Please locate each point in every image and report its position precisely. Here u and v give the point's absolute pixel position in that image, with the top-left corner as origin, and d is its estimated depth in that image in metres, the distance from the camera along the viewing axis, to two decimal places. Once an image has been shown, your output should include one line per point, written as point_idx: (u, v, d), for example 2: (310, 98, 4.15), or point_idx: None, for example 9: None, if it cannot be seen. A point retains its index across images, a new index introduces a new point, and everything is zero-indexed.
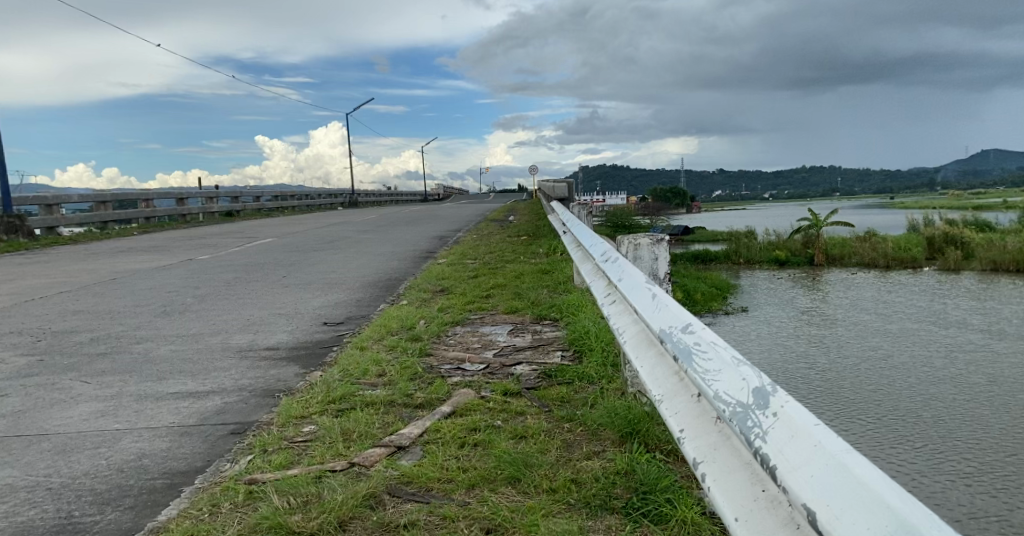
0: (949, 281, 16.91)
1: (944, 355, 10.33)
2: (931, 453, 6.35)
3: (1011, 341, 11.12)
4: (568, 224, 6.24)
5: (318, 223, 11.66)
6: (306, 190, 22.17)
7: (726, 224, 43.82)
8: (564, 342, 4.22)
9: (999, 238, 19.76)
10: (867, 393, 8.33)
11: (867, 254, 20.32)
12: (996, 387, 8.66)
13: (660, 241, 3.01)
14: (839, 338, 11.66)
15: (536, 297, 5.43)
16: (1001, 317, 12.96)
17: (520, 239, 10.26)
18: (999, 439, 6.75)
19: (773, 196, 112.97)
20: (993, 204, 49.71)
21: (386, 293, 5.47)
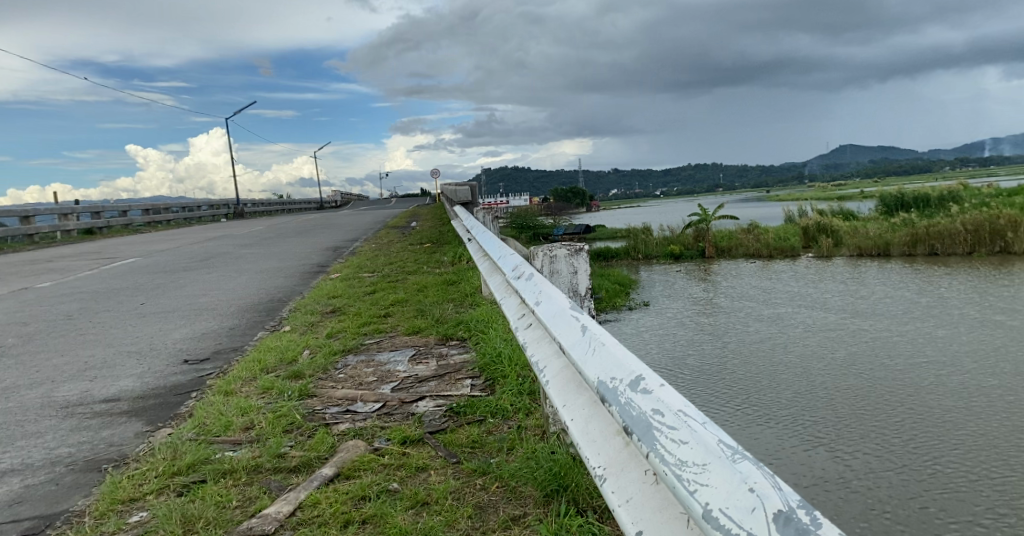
0: (825, 268, 17.58)
1: (835, 335, 10.48)
2: (842, 441, 6.21)
3: (892, 319, 11.47)
4: (473, 230, 5.73)
5: (193, 238, 10.59)
6: (185, 201, 20.56)
7: (620, 222, 44.75)
8: (474, 368, 3.68)
9: (862, 225, 20.85)
10: (773, 379, 8.21)
11: (751, 245, 20.94)
12: (891, 363, 8.76)
13: (580, 251, 2.56)
14: (736, 325, 11.67)
15: (441, 314, 4.86)
16: (874, 297, 13.38)
17: (422, 247, 9.65)
18: (901, 419, 6.71)
19: (664, 195, 117.16)
20: (857, 193, 52.87)
21: (267, 318, 4.75)
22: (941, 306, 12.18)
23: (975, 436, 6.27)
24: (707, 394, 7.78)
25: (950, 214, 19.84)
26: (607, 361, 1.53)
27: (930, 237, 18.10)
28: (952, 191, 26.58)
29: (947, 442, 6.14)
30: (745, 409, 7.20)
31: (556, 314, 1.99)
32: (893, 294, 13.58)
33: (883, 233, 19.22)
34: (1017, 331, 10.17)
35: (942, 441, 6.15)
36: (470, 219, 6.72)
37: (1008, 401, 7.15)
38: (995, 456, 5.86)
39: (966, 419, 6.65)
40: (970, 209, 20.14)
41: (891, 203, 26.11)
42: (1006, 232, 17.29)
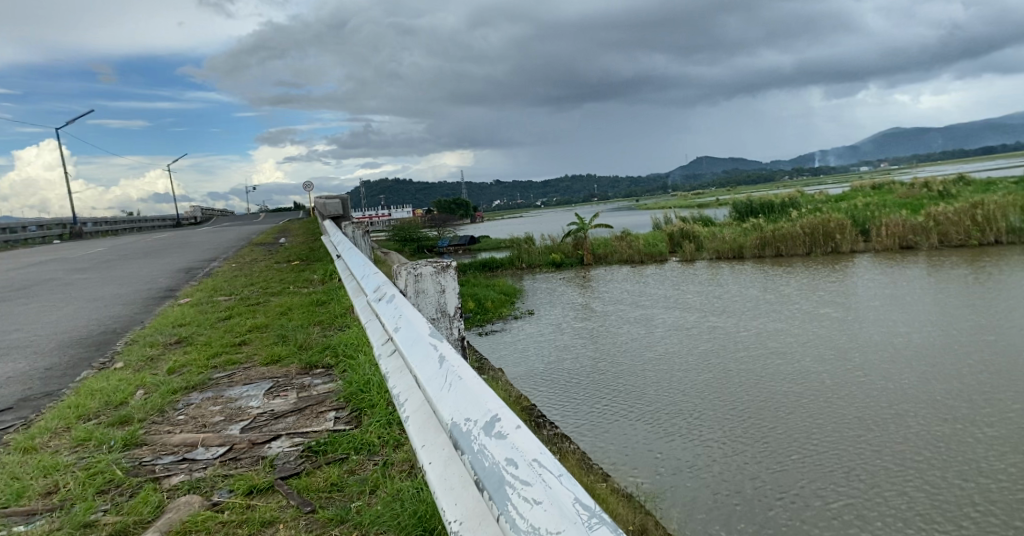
0: (692, 270, 18.34)
1: (698, 334, 10.82)
2: (716, 437, 6.29)
3: (756, 314, 12.05)
4: (342, 246, 5.34)
5: (20, 264, 9.41)
6: (11, 223, 18.42)
7: (499, 233, 45.03)
8: (338, 399, 3.32)
9: (722, 229, 22.00)
10: (647, 379, 8.29)
11: (624, 251, 21.54)
12: (754, 357, 9.10)
13: (447, 267, 2.34)
14: (608, 329, 11.83)
15: (304, 339, 4.45)
16: (731, 296, 14.03)
17: (288, 265, 9.07)
18: (769, 409, 6.91)
19: (541, 205, 119.64)
20: (711, 203, 56.18)
21: (97, 353, 4.17)
22: (790, 301, 12.92)
23: (835, 420, 6.56)
24: (586, 399, 7.73)
25: (793, 219, 21.33)
26: (460, 399, 1.33)
27: (776, 240, 19.32)
28: (792, 197, 28.67)
29: (811, 427, 6.39)
30: (624, 410, 7.19)
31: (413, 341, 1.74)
32: (747, 292, 14.29)
33: (737, 237, 20.35)
34: (854, 321, 10.90)
35: (806, 427, 6.38)
36: (337, 233, 6.31)
37: (855, 385, 7.56)
38: (848, 438, 6.14)
39: (827, 405, 6.95)
40: (808, 214, 21.73)
41: (742, 209, 27.75)
42: (837, 233, 18.77)
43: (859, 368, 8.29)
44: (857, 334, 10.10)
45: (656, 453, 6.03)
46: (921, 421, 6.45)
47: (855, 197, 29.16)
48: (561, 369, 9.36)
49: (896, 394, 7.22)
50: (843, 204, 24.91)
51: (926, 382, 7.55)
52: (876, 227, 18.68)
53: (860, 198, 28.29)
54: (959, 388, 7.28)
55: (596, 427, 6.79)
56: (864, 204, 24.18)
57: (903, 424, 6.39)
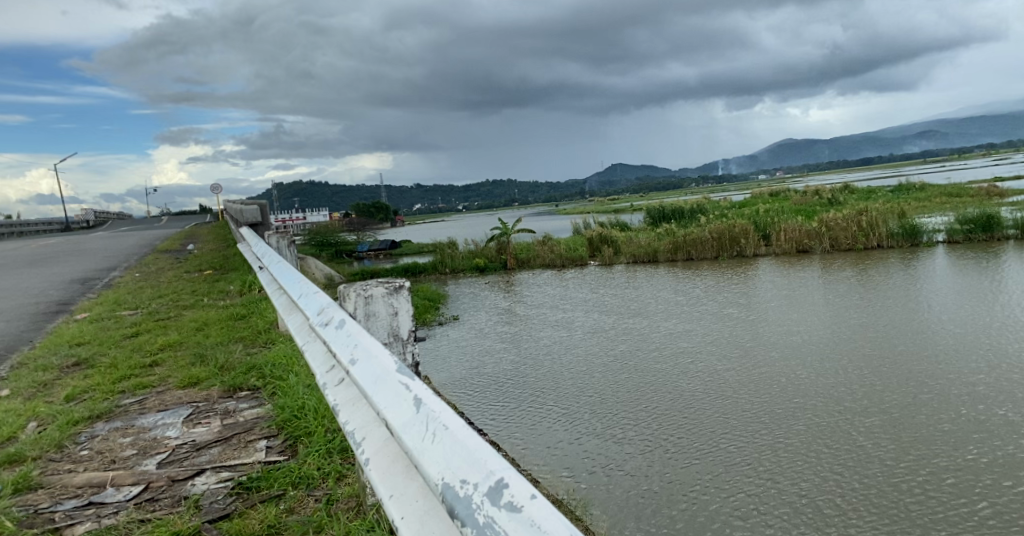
0: (612, 275, 18.48)
1: (616, 339, 10.87)
2: (641, 470, 6.33)
3: (678, 316, 12.20)
4: (265, 259, 5.01)
5: None
6: None
7: (420, 237, 44.42)
8: (269, 425, 3.02)
9: (639, 234, 22.32)
10: (573, 398, 8.23)
11: (547, 255, 21.55)
12: (672, 365, 9.20)
13: (399, 289, 2.32)
14: (532, 334, 11.73)
15: (224, 359, 4.07)
16: (648, 299, 14.19)
17: (198, 275, 8.52)
18: (691, 433, 7.00)
19: (463, 208, 119.26)
20: (627, 207, 57.21)
21: None
22: (701, 304, 13.18)
23: (764, 441, 6.71)
24: (514, 422, 7.62)
25: (702, 224, 21.91)
26: (452, 462, 1.29)
27: (686, 244, 19.77)
28: (701, 203, 29.49)
29: (740, 451, 6.54)
30: (548, 438, 7.13)
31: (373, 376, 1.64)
32: (664, 295, 14.49)
33: (652, 242, 20.73)
34: (759, 322, 11.22)
35: (736, 453, 6.50)
36: (259, 244, 5.94)
37: (765, 399, 7.75)
38: (775, 461, 6.30)
39: (754, 424, 7.11)
40: (713, 220, 22.38)
41: (655, 214, 28.32)
42: (741, 238, 19.37)
43: (769, 376, 8.50)
44: (763, 335, 10.38)
45: (580, 489, 6.02)
46: (830, 439, 6.66)
47: (756, 203, 30.31)
48: (490, 379, 9.18)
49: (804, 409, 7.43)
50: (747, 210, 25.81)
51: (843, 391, 7.82)
52: (777, 232, 19.34)
53: (761, 204, 29.40)
54: (858, 400, 7.56)
55: (521, 458, 6.70)
56: (764, 209, 25.12)
57: (827, 442, 6.59)
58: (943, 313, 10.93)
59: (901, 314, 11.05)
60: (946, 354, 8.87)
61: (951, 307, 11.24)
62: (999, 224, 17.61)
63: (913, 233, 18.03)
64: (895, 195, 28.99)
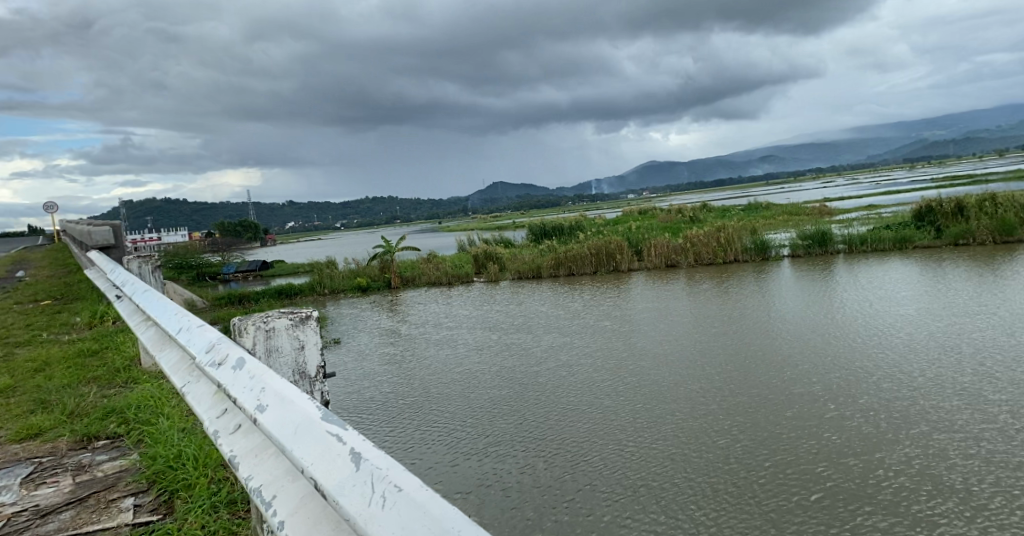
0: (496, 291, 18.40)
1: (499, 354, 10.70)
2: (532, 491, 6.11)
3: (563, 329, 12.23)
4: (125, 286, 4.46)
5: None
6: None
7: (302, 256, 42.74)
8: (136, 479, 2.62)
9: (521, 251, 22.38)
10: (458, 417, 7.95)
11: (431, 273, 21.18)
12: (552, 379, 9.12)
13: (305, 319, 2.11)
14: (416, 353, 11.35)
15: (75, 403, 3.54)
16: (533, 314, 14.13)
17: (39, 306, 7.62)
18: (578, 449, 6.87)
19: (345, 227, 116.35)
20: (511, 224, 57.68)
21: None
22: (580, 317, 13.27)
23: (653, 450, 6.75)
24: (402, 445, 7.30)
25: (582, 240, 22.27)
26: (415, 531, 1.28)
27: (567, 260, 20.04)
28: (579, 221, 30.08)
29: (633, 460, 6.55)
30: (425, 462, 6.84)
31: (294, 427, 1.58)
32: (548, 310, 14.49)
33: (535, 258, 20.86)
34: (632, 333, 11.42)
35: (633, 463, 6.49)
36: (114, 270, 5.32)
37: (644, 408, 7.82)
38: (667, 469, 6.36)
39: (646, 433, 7.15)
40: (592, 236, 22.82)
41: (536, 231, 28.59)
42: (617, 254, 19.72)
43: (646, 385, 8.60)
44: (640, 346, 10.54)
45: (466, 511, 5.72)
46: (704, 446, 6.76)
47: (631, 220, 31.28)
48: (375, 402, 8.77)
49: (677, 417, 7.51)
50: (621, 227, 26.57)
51: (724, 396, 8.02)
52: (646, 247, 19.93)
53: (634, 221, 30.43)
54: (725, 405, 7.76)
55: None
56: (637, 227, 25.95)
57: (707, 448, 6.72)
58: (805, 319, 11.54)
59: (758, 321, 11.60)
60: (812, 356, 9.34)
61: (810, 315, 11.89)
62: (831, 240, 18.82)
63: (762, 247, 19.10)
64: (750, 213, 30.88)
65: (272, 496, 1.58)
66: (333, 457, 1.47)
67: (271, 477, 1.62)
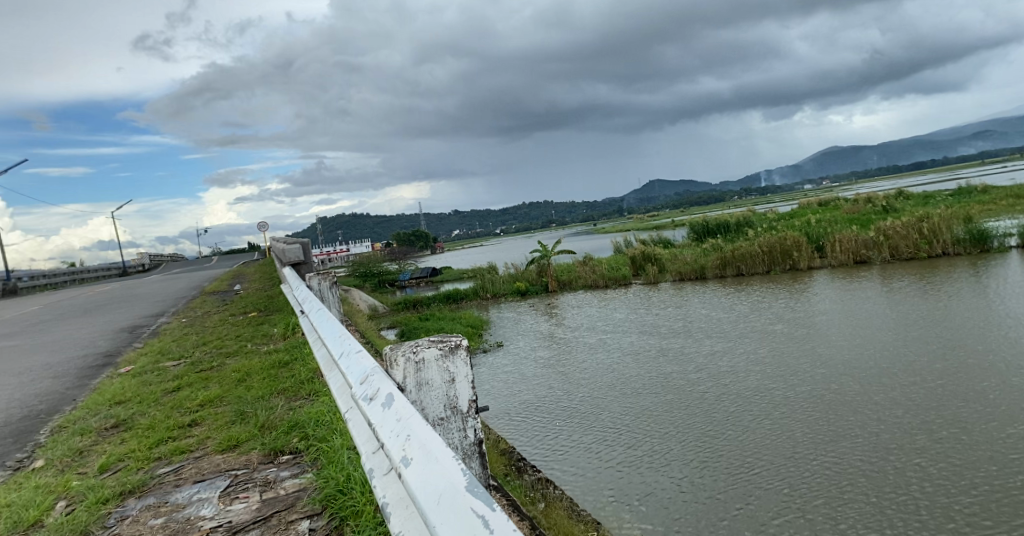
0: (656, 293, 17.96)
1: (658, 360, 10.35)
2: (700, 510, 5.77)
3: (731, 333, 11.63)
4: (307, 302, 4.75)
5: None
6: None
7: (466, 262, 44.32)
8: (312, 501, 2.74)
9: (683, 251, 21.69)
10: (623, 424, 7.75)
11: (588, 276, 21.09)
12: (721, 387, 8.68)
13: (454, 350, 2.10)
14: (574, 358, 11.28)
15: (266, 415, 3.81)
16: (696, 317, 13.55)
17: (245, 317, 8.52)
18: (749, 464, 6.42)
19: (503, 232, 119.44)
20: (669, 223, 56.08)
21: (14, 464, 3.76)
22: (748, 321, 12.53)
23: (836, 465, 6.22)
24: (564, 449, 7.29)
25: (750, 237, 21.10)
26: None
27: (735, 259, 19.08)
28: (747, 216, 28.56)
29: (812, 475, 6.09)
30: (588, 468, 6.75)
31: (443, 497, 1.64)
32: (714, 313, 13.82)
33: (698, 258, 20.10)
34: (808, 339, 10.60)
35: (813, 478, 6.03)
36: (301, 288, 5.75)
37: (824, 421, 7.21)
38: (851, 487, 5.84)
39: (828, 447, 6.60)
40: (763, 232, 21.59)
41: (699, 230, 27.57)
42: (794, 251, 18.49)
43: (827, 395, 7.93)
44: (819, 352, 9.77)
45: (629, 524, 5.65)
46: (896, 465, 6.10)
47: (806, 214, 29.23)
48: (539, 405, 8.85)
49: (867, 433, 6.81)
50: (795, 222, 24.85)
51: (919, 410, 7.21)
52: (831, 242, 18.56)
53: (812, 214, 28.39)
54: (920, 420, 6.95)
55: (572, 487, 6.39)
56: (812, 219, 24.11)
57: (899, 466, 6.07)
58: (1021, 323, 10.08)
59: (960, 325, 10.32)
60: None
61: None
62: None
63: (982, 239, 16.92)
64: (952, 200, 27.57)
65: None
66: None
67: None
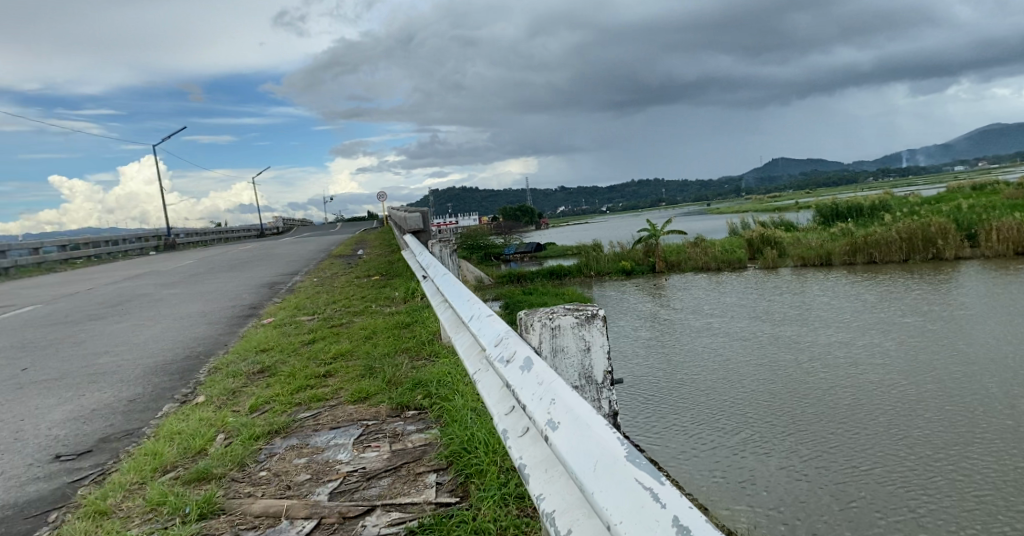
0: (773, 278, 17.28)
1: (773, 347, 10.02)
2: (810, 497, 5.64)
3: (857, 324, 11.04)
4: (430, 268, 4.97)
5: (116, 293, 9.88)
6: (91, 250, 20.02)
7: (575, 239, 44.24)
8: (438, 456, 2.92)
9: (806, 236, 20.68)
10: (733, 408, 7.61)
11: (699, 257, 20.55)
12: (841, 378, 8.31)
13: (591, 318, 2.14)
14: (684, 339, 11.11)
15: (393, 372, 4.05)
16: (817, 305, 12.94)
17: (369, 280, 8.99)
18: (869, 459, 6.17)
19: (611, 210, 118.08)
20: (791, 205, 53.47)
21: (180, 399, 4.25)
22: (875, 312, 11.83)
23: (968, 469, 5.86)
24: (671, 426, 7.27)
25: (887, 223, 19.75)
26: None
27: (868, 245, 17.97)
28: (883, 200, 26.69)
29: (939, 476, 5.78)
30: (697, 446, 6.70)
31: (601, 464, 1.58)
32: (837, 302, 13.13)
33: (824, 243, 19.11)
34: (944, 334, 9.90)
35: (941, 481, 5.72)
36: (423, 254, 5.99)
37: (957, 422, 6.77)
38: (982, 493, 5.51)
39: (960, 449, 6.21)
40: (900, 218, 20.21)
41: (826, 214, 26.15)
42: (939, 238, 17.27)
43: (962, 395, 7.42)
44: (956, 349, 9.11)
45: (738, 502, 5.60)
46: None
47: (949, 200, 27.00)
48: (647, 382, 8.83)
49: (1006, 439, 6.35)
50: (938, 207, 23.04)
51: None
52: (985, 230, 17.14)
53: (960, 200, 26.12)
54: None
55: (680, 464, 6.37)
56: (958, 206, 22.24)
57: None
58: None
59: None
60: None
61: None
62: None
63: None
64: None
65: (567, 528, 1.66)
66: (645, 515, 1.42)
67: (562, 501, 1.72)
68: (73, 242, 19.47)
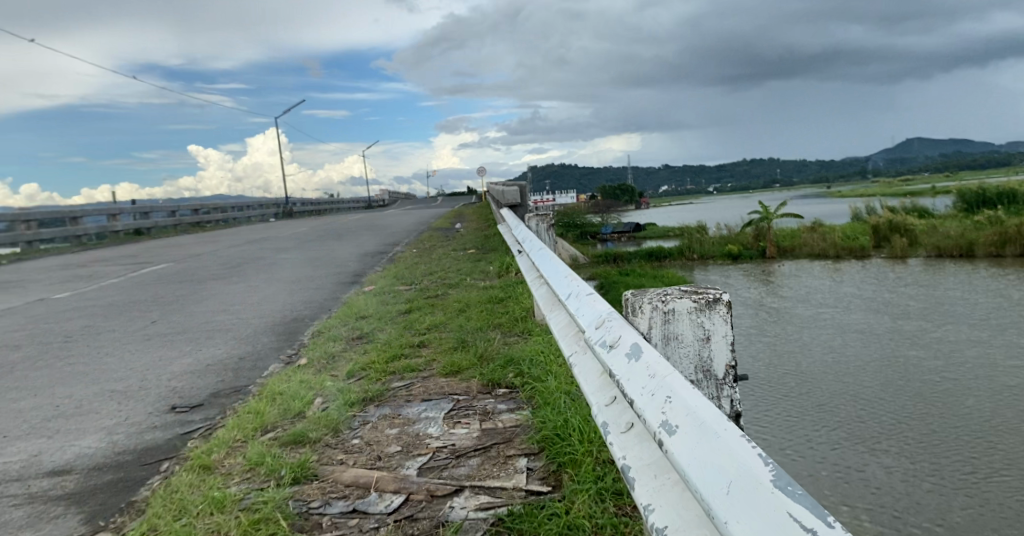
0: (897, 269, 16.09)
1: (893, 342, 9.31)
2: (931, 503, 5.20)
3: (995, 322, 10.07)
4: (526, 244, 4.85)
5: (232, 255, 10.40)
6: (213, 213, 21.25)
7: (680, 220, 42.98)
8: (529, 440, 2.82)
9: (940, 225, 19.12)
10: (843, 403, 7.13)
11: (815, 244, 19.43)
12: (971, 378, 7.61)
13: (711, 304, 1.95)
14: (792, 329, 10.51)
15: (485, 347, 3.99)
16: (949, 300, 11.89)
17: (467, 253, 9.00)
18: (1002, 469, 5.61)
19: (717, 190, 114.15)
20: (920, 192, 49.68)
21: (283, 360, 4.37)
22: (1017, 311, 10.75)
23: None
24: (774, 417, 6.91)
25: None
26: None
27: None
28: None
29: None
30: (803, 441, 6.33)
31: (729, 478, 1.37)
32: (973, 297, 12.04)
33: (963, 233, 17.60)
34: None
35: None
36: (521, 228, 5.88)
37: None
38: None
39: None
40: None
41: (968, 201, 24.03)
42: None
43: None
44: None
45: (848, 503, 5.23)
46: None
47: None
48: (749, 371, 8.43)
49: None
50: None
51: None
52: None
53: None
54: None
55: (784, 458, 6.03)
56: None
57: None
58: None
59: None
60: None
61: None
62: None
63: None
64: None
65: None
66: None
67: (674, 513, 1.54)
68: (198, 205, 20.70)
